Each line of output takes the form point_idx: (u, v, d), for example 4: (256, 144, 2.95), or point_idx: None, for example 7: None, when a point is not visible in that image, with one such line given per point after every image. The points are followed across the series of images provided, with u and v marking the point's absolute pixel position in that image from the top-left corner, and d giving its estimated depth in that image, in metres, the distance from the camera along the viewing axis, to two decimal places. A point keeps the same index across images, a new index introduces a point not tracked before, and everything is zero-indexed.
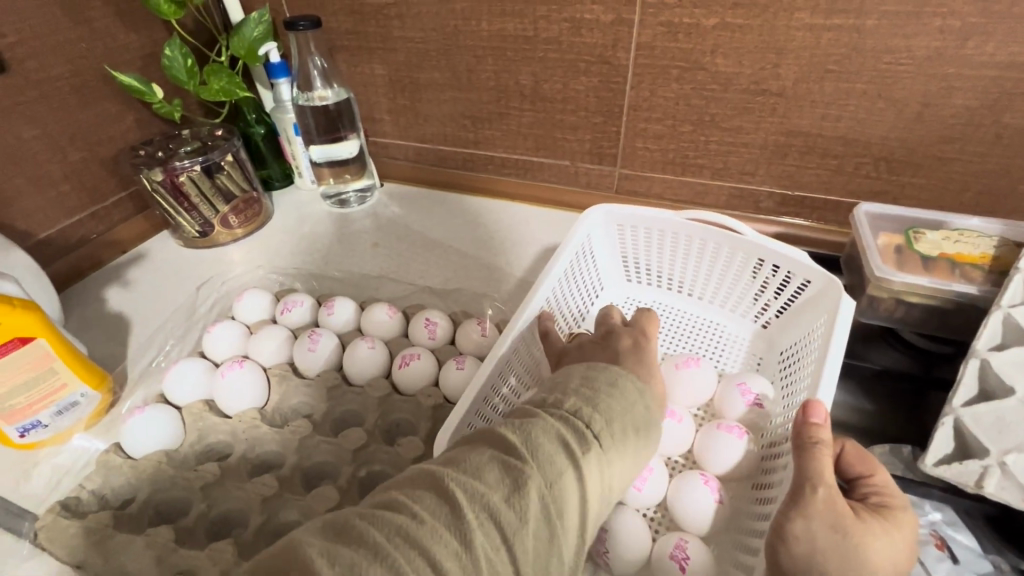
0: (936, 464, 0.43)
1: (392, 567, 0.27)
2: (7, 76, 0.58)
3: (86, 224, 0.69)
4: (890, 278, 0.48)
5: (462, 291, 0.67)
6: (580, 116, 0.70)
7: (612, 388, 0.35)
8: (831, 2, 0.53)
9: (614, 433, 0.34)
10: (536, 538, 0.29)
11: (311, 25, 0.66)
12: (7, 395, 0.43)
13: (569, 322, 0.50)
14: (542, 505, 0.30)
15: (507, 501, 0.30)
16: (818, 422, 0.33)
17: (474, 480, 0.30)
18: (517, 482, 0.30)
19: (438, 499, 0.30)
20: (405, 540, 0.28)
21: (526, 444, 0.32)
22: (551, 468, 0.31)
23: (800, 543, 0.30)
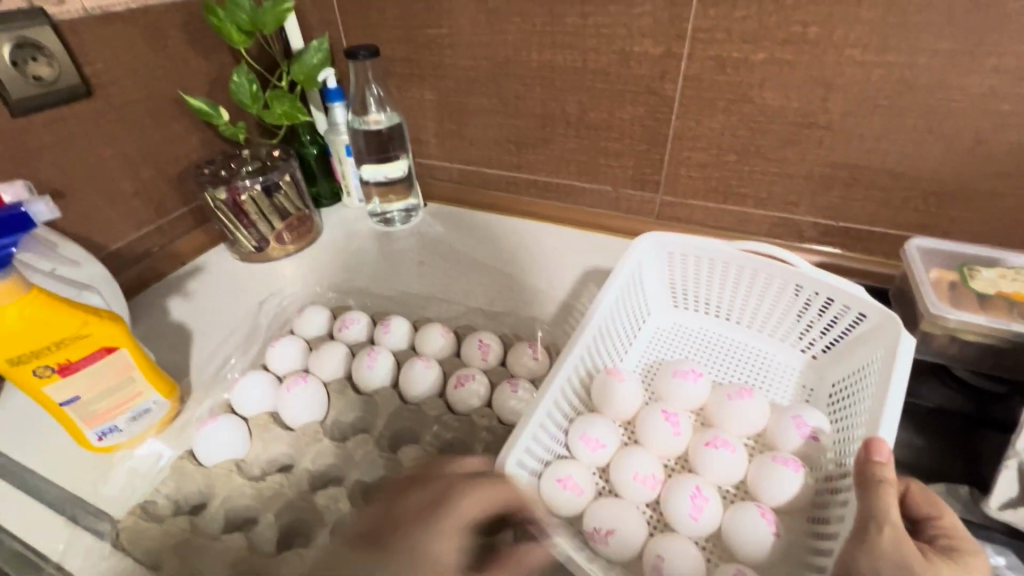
0: (1001, 508, 0.44)
1: None
2: (92, 99, 0.62)
3: (151, 238, 0.73)
4: (946, 314, 0.48)
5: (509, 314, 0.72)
6: (624, 143, 0.71)
7: None
8: (883, 39, 0.54)
9: None
10: None
11: (370, 54, 0.69)
12: (90, 402, 0.46)
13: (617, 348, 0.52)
14: None
15: None
16: (882, 460, 0.33)
17: None
18: None
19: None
20: None
21: None
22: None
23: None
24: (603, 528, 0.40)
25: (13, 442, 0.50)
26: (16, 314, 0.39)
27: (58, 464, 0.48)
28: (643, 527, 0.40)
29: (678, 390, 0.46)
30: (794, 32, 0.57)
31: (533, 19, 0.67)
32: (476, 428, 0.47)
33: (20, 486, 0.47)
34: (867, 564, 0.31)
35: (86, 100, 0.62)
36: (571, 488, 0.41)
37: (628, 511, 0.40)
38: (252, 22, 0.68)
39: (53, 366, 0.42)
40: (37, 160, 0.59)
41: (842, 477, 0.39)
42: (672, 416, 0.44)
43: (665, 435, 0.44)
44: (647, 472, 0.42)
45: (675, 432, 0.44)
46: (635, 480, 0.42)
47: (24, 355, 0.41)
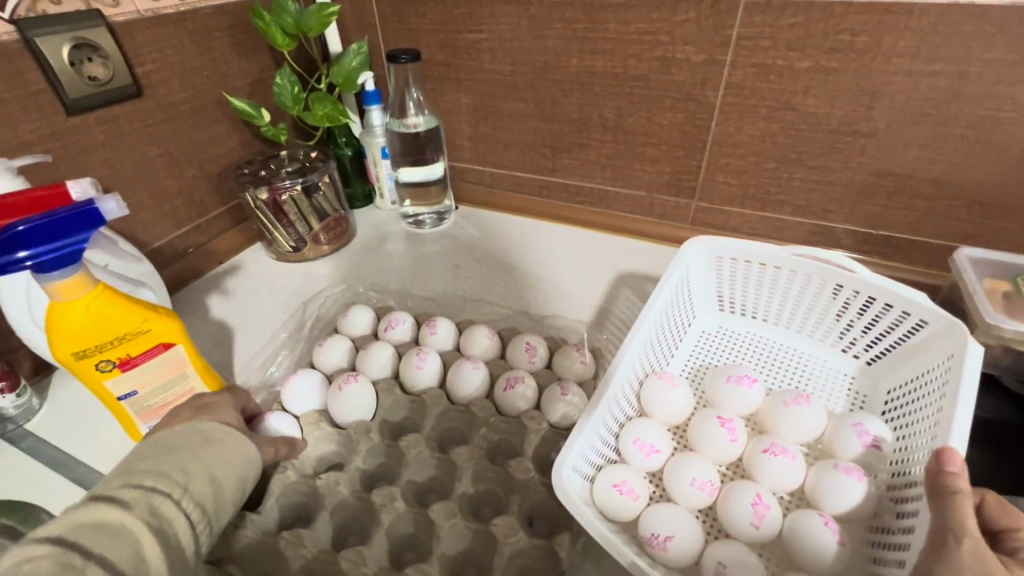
0: None
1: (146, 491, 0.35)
2: (142, 100, 0.64)
3: (191, 236, 0.74)
4: (1002, 325, 0.47)
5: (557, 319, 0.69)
6: (661, 149, 0.72)
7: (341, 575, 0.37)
8: (932, 49, 0.54)
9: None
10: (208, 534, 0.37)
11: (411, 58, 0.70)
12: (147, 396, 0.46)
13: (665, 352, 0.52)
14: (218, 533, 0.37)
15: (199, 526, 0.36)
16: (956, 471, 0.33)
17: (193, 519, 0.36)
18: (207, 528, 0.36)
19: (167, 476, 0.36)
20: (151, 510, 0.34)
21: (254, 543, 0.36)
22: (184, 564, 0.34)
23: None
24: (661, 534, 0.39)
25: (70, 436, 0.52)
26: (84, 307, 0.40)
27: (109, 458, 0.50)
28: (700, 534, 0.40)
29: (732, 396, 0.46)
30: (841, 41, 0.57)
31: (574, 25, 0.67)
32: (527, 429, 0.47)
33: (76, 481, 0.48)
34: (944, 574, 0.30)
35: (136, 100, 0.63)
36: (627, 493, 0.41)
37: (686, 518, 0.40)
38: (297, 25, 0.69)
39: (114, 360, 0.43)
40: (88, 158, 0.60)
41: (908, 487, 0.39)
42: (728, 422, 0.44)
43: (721, 441, 0.43)
44: (705, 478, 0.42)
45: (731, 438, 0.43)
46: (693, 485, 0.41)
47: (88, 349, 0.41)
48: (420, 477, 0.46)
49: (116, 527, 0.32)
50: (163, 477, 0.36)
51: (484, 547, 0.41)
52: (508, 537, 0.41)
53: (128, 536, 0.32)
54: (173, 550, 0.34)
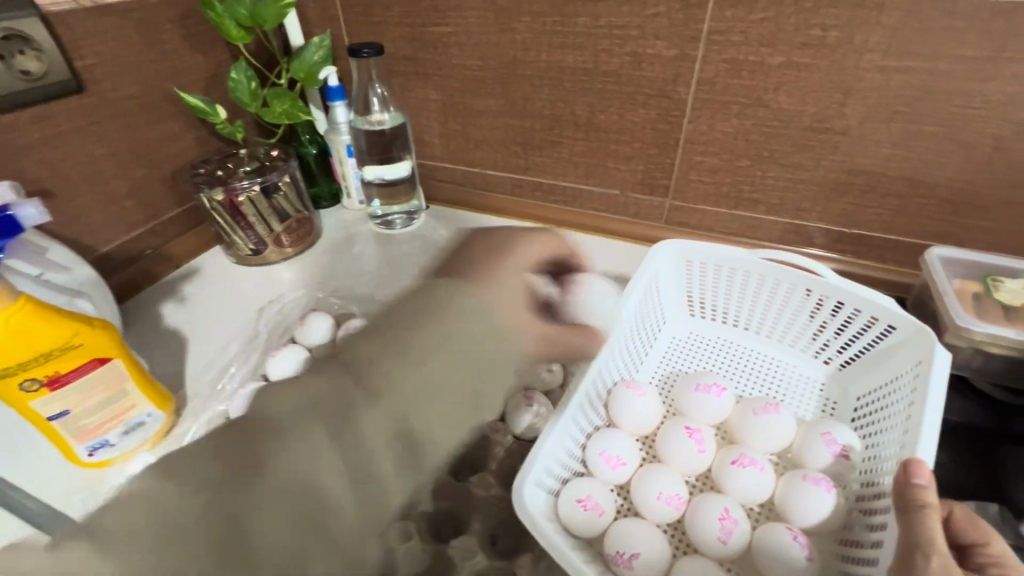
0: None
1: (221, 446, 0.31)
2: (84, 95, 0.60)
3: (145, 239, 0.70)
4: (971, 327, 0.48)
5: None
6: (634, 146, 0.70)
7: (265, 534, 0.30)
8: (904, 44, 0.53)
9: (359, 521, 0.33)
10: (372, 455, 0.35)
11: (373, 52, 0.67)
12: (82, 415, 0.44)
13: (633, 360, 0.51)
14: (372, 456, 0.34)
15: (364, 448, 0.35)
16: (924, 484, 0.32)
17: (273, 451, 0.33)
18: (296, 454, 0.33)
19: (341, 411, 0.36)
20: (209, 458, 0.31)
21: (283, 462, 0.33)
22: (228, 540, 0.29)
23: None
24: (627, 551, 0.38)
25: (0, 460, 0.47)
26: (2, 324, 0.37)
27: (49, 484, 0.46)
28: (666, 550, 0.39)
29: (701, 404, 0.45)
30: (812, 36, 0.55)
31: (543, 18, 0.65)
32: (491, 442, 0.48)
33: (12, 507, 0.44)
34: None
35: (77, 97, 0.59)
36: (593, 508, 0.39)
37: (654, 535, 0.39)
38: (252, 18, 0.66)
39: (40, 379, 0.40)
40: (25, 158, 0.56)
41: (877, 498, 0.38)
42: (696, 433, 0.43)
43: (689, 453, 0.42)
44: (672, 491, 0.40)
45: (699, 449, 0.42)
46: (659, 499, 0.40)
47: (10, 368, 0.38)
48: None
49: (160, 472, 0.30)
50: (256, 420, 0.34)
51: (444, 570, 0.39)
52: None
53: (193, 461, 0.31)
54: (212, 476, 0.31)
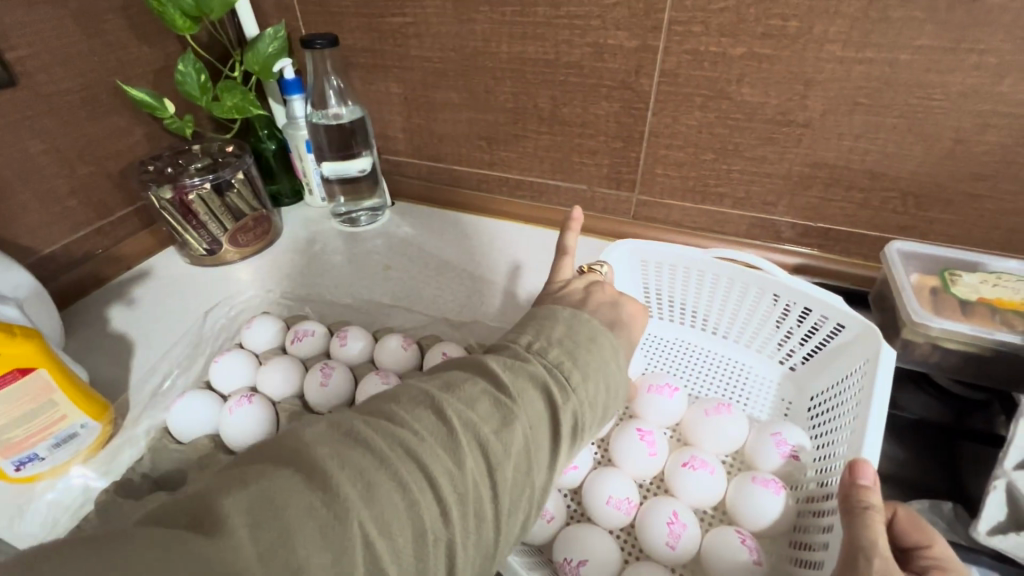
0: (991, 532, 0.42)
1: (321, 471, 0.25)
2: (16, 89, 0.56)
3: (91, 240, 0.67)
4: (928, 322, 0.47)
5: (476, 324, 0.65)
6: (599, 140, 0.68)
7: (405, 556, 0.25)
8: (864, 35, 0.52)
9: (475, 539, 0.27)
10: (473, 461, 0.28)
11: (328, 43, 0.64)
12: (4, 429, 0.41)
13: None
14: (478, 462, 0.28)
15: (439, 448, 0.27)
16: (868, 484, 0.32)
17: (345, 461, 0.26)
18: (366, 485, 0.25)
19: (488, 377, 0.31)
20: (258, 503, 0.23)
21: (362, 496, 0.25)
22: (389, 507, 0.25)
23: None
24: (574, 558, 0.37)
25: None
26: None
27: None
28: (617, 556, 0.38)
29: (654, 406, 0.44)
30: (772, 26, 0.54)
31: (502, 8, 0.63)
32: None
33: None
34: None
35: (9, 90, 0.56)
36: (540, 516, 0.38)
37: (604, 541, 0.38)
38: (197, 6, 0.63)
39: None
40: None
41: (826, 499, 0.38)
42: (648, 435, 0.42)
43: (641, 457, 0.41)
44: (622, 495, 0.39)
45: (650, 452, 0.42)
46: (608, 504, 0.39)
47: None
48: None
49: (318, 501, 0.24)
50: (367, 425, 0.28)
51: None
52: None
53: (262, 486, 0.24)
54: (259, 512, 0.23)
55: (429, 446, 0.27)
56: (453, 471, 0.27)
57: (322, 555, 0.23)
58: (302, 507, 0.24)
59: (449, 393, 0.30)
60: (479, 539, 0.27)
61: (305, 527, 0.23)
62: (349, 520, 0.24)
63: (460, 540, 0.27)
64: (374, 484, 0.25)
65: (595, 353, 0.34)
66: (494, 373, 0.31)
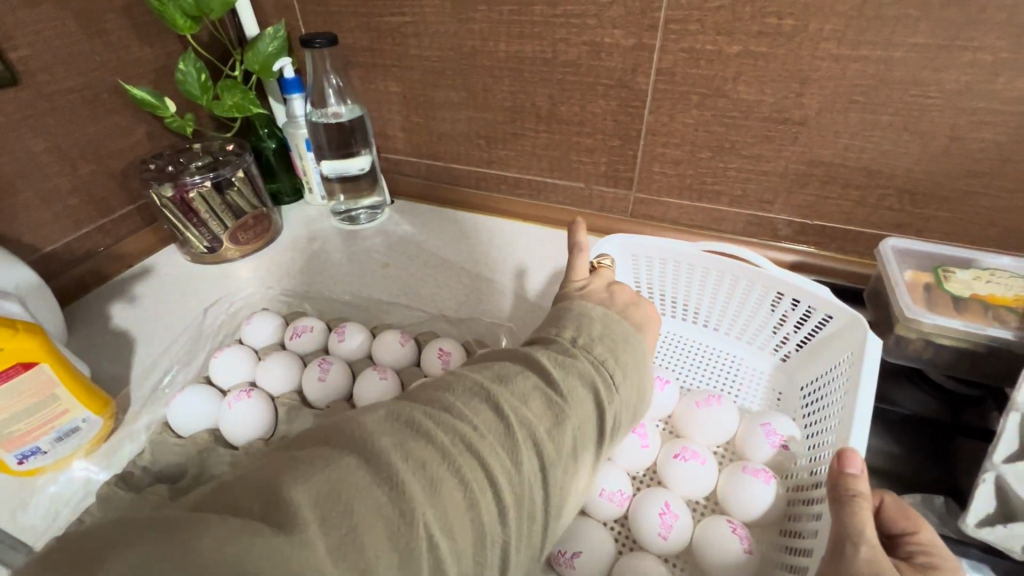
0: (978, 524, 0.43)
1: (387, 463, 0.25)
2: (18, 88, 0.57)
3: (93, 238, 0.68)
4: (920, 318, 0.48)
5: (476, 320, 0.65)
6: (596, 139, 0.69)
7: (464, 555, 0.26)
8: (858, 33, 0.52)
9: (525, 537, 0.28)
10: (529, 460, 0.28)
11: (327, 42, 0.65)
12: (7, 422, 0.42)
13: None
14: (533, 460, 0.29)
15: (497, 445, 0.28)
16: (856, 473, 0.33)
17: (411, 454, 0.26)
18: (430, 482, 0.26)
19: (539, 372, 0.32)
20: (330, 495, 0.24)
21: (427, 493, 0.25)
22: (451, 506, 0.26)
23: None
24: (568, 551, 0.37)
25: None
26: None
27: None
28: (610, 547, 0.38)
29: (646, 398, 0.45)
30: (768, 24, 0.54)
31: (500, 7, 0.63)
32: None
33: None
34: None
35: (11, 89, 0.57)
36: None
37: (597, 534, 0.38)
38: (198, 6, 0.63)
39: None
40: None
41: (814, 488, 0.38)
42: (639, 427, 0.42)
43: (633, 449, 0.42)
44: (614, 488, 0.40)
45: (643, 444, 0.42)
46: (601, 496, 0.39)
47: None
48: None
49: (387, 494, 0.25)
50: (428, 416, 0.28)
51: None
52: None
53: (332, 478, 0.24)
54: (332, 504, 0.23)
55: (488, 442, 0.28)
56: (509, 468, 0.28)
57: (390, 555, 0.23)
58: (369, 503, 0.24)
59: (504, 388, 0.31)
60: (528, 538, 0.28)
61: (373, 524, 0.24)
62: (416, 519, 0.24)
63: (512, 538, 0.27)
64: (437, 480, 0.26)
65: (629, 351, 0.36)
66: (544, 370, 0.33)
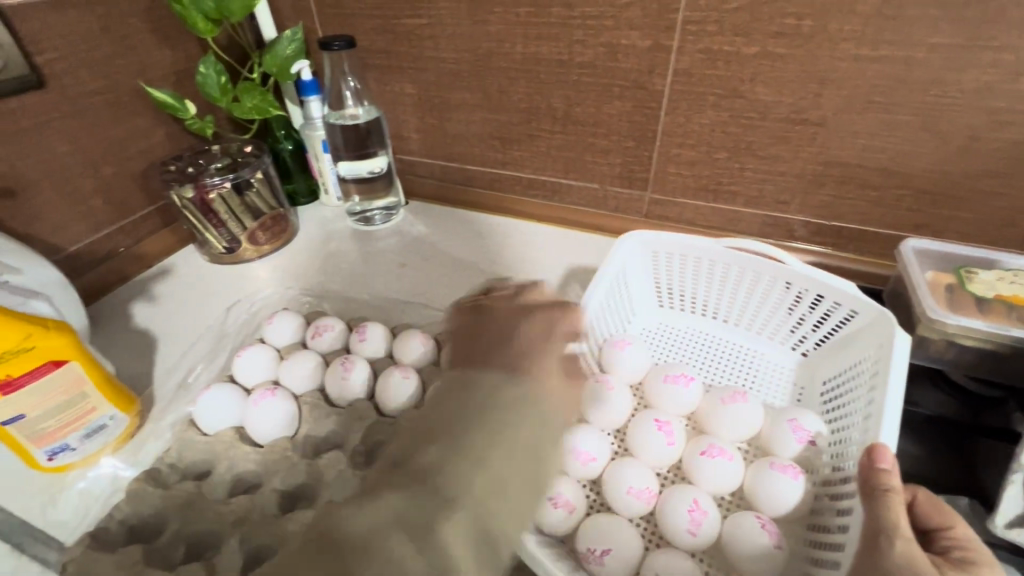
0: (1008, 526, 0.42)
1: None
2: (44, 91, 0.58)
3: (114, 238, 0.69)
4: (944, 320, 0.47)
5: None
6: (612, 140, 0.69)
7: None
8: (878, 32, 0.52)
9: None
10: None
11: (345, 44, 0.66)
12: (39, 419, 0.42)
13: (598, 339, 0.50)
14: None
15: None
16: (886, 468, 0.34)
17: None
18: None
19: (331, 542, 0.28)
20: None
21: None
22: None
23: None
24: (598, 548, 0.38)
25: None
26: None
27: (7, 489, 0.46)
28: (638, 543, 0.38)
29: (669, 396, 0.45)
30: (785, 25, 0.55)
31: (517, 9, 0.64)
32: None
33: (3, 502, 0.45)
34: None
35: (38, 92, 0.57)
36: (562, 506, 0.39)
37: (625, 530, 0.38)
38: (219, 10, 0.64)
39: None
40: None
41: (843, 483, 0.39)
42: (665, 425, 0.43)
43: (659, 446, 0.42)
44: (641, 485, 0.40)
45: (668, 442, 0.42)
46: (629, 494, 0.40)
47: None
48: None
49: None
50: None
51: None
52: None
53: None
54: None
55: None
56: None
57: None
58: None
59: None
60: None
61: None
62: None
63: None
64: None
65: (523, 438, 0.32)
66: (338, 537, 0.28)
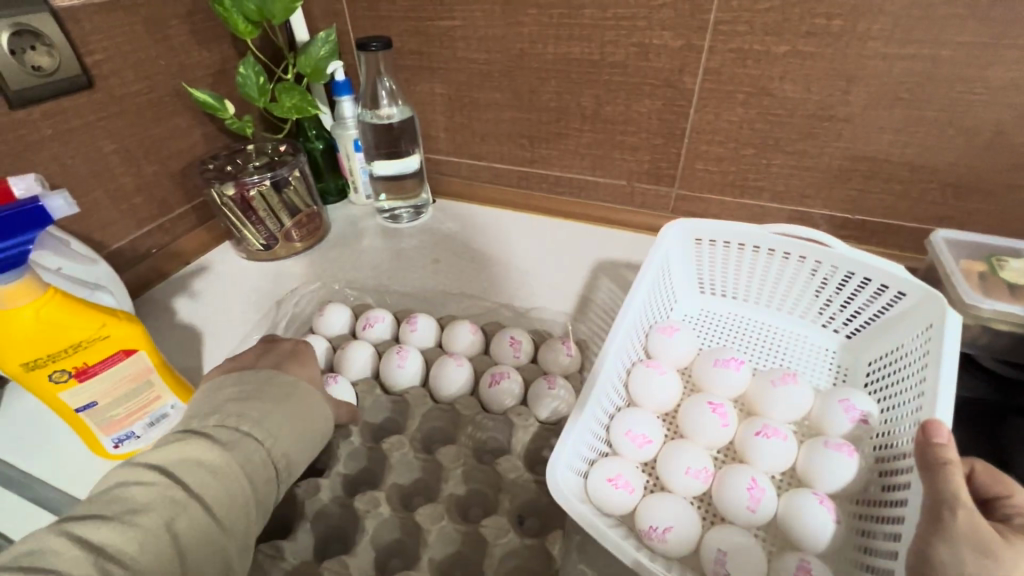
0: None
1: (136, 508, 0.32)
2: (93, 91, 0.59)
3: (154, 236, 0.70)
4: (980, 304, 0.50)
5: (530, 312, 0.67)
6: (640, 137, 0.71)
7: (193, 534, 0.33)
8: (906, 32, 0.54)
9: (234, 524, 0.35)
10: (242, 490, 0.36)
11: (382, 45, 0.67)
12: (107, 408, 0.44)
13: (647, 321, 0.52)
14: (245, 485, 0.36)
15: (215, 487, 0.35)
16: (943, 442, 0.36)
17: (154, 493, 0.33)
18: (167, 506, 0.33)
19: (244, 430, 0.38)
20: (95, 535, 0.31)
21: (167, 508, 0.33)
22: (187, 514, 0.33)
23: (948, 570, 0.32)
24: (659, 526, 0.39)
25: (30, 456, 0.49)
26: (32, 315, 0.38)
27: (72, 476, 0.47)
28: (697, 521, 0.40)
29: (720, 377, 0.47)
30: (816, 25, 0.56)
31: (550, 10, 0.66)
32: (514, 426, 0.48)
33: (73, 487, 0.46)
34: (942, 545, 0.32)
35: (87, 93, 0.59)
36: (623, 486, 0.41)
37: (686, 509, 0.40)
38: (260, 11, 0.66)
39: (69, 370, 0.41)
40: (36, 154, 0.56)
41: (897, 460, 0.41)
42: (719, 407, 0.45)
43: (713, 426, 0.44)
44: (699, 466, 0.42)
45: (723, 423, 0.44)
46: (688, 474, 0.42)
47: (40, 359, 0.39)
48: (405, 480, 0.47)
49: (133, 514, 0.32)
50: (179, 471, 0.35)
51: (474, 549, 0.42)
52: (497, 538, 0.41)
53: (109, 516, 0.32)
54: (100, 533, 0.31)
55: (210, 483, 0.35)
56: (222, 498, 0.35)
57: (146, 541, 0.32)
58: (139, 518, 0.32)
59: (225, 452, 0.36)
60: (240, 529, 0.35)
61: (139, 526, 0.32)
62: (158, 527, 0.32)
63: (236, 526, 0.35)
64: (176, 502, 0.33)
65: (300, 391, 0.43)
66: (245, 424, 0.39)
